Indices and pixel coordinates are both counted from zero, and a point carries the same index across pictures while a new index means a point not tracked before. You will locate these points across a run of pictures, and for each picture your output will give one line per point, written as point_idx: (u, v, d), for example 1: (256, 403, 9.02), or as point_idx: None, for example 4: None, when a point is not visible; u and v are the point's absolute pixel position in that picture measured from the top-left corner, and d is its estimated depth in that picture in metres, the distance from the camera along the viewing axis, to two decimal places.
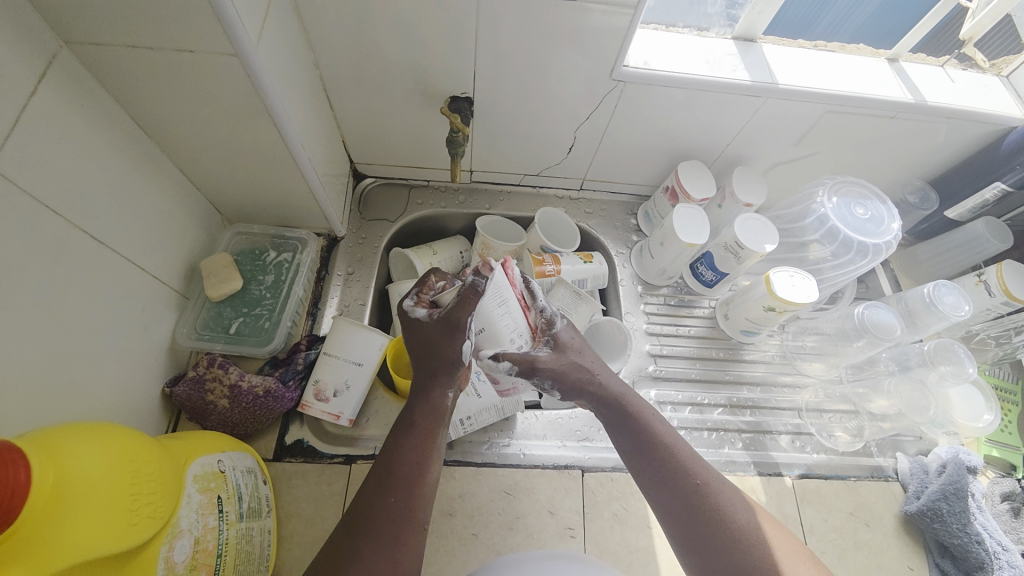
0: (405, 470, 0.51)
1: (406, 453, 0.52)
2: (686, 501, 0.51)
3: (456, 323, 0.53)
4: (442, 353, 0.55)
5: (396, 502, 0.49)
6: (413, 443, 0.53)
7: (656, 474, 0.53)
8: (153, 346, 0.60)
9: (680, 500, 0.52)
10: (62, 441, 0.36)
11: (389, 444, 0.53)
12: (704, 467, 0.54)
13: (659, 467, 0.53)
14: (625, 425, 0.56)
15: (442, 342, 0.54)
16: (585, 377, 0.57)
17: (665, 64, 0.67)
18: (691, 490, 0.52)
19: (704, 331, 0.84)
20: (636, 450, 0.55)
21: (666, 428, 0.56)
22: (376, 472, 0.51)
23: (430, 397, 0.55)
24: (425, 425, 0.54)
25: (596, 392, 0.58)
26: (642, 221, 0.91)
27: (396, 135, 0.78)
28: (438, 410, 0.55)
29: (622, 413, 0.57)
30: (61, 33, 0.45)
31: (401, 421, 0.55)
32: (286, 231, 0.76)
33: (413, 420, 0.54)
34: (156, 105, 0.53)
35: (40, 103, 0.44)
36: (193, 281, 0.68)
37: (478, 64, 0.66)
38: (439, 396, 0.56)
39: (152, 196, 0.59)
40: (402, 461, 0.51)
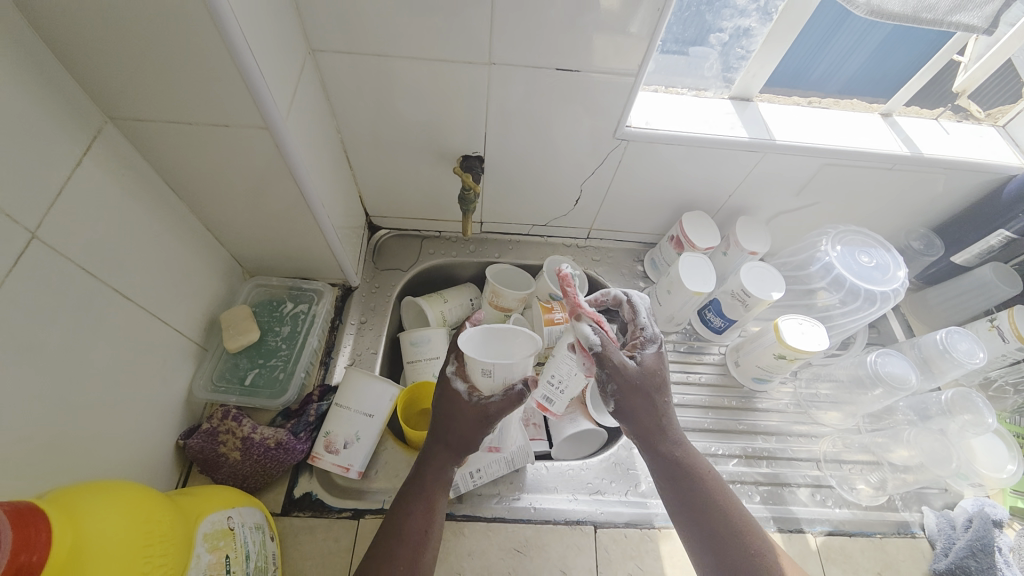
0: (412, 537, 0.52)
1: (411, 522, 0.53)
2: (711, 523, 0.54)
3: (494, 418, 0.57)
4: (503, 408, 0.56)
5: (399, 571, 0.50)
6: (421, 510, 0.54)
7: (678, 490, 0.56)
8: (170, 397, 0.61)
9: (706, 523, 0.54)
10: (82, 501, 0.37)
11: (398, 510, 0.54)
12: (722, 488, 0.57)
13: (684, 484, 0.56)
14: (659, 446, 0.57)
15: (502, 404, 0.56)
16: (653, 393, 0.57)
17: (665, 123, 0.71)
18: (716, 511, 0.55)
19: (715, 379, 0.84)
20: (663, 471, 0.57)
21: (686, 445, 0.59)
22: (387, 536, 0.52)
23: (433, 465, 0.57)
24: (433, 495, 0.55)
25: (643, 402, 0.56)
26: (649, 268, 0.92)
27: (410, 189, 0.82)
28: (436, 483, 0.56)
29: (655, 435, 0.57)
30: (107, 110, 0.49)
31: (408, 489, 0.56)
32: (303, 283, 0.78)
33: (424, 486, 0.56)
34: (187, 171, 0.57)
35: (82, 173, 0.48)
36: (212, 332, 0.70)
37: (488, 125, 0.70)
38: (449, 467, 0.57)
39: (178, 251, 0.62)
40: (411, 528, 0.53)
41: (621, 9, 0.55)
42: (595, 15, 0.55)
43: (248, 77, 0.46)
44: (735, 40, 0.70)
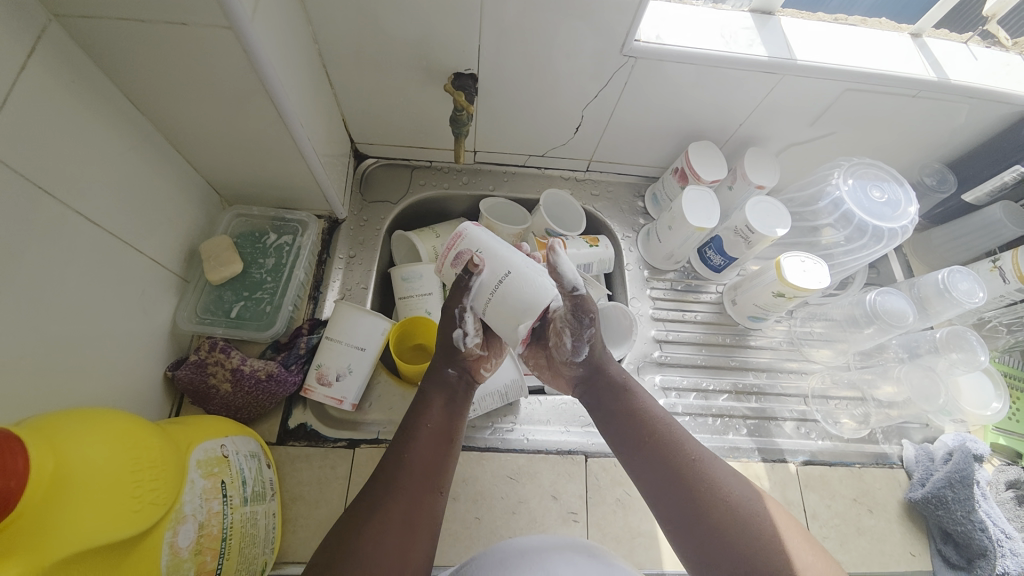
0: (430, 433, 0.54)
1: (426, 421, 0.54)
2: (678, 488, 0.51)
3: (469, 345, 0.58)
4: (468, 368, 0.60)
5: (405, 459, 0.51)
6: (438, 410, 0.56)
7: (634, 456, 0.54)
8: (154, 330, 0.59)
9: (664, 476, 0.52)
10: (63, 428, 0.36)
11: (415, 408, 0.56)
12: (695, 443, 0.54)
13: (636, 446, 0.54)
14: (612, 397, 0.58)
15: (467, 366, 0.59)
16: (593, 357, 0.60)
17: (678, 39, 0.64)
18: (681, 474, 0.51)
19: (710, 317, 0.83)
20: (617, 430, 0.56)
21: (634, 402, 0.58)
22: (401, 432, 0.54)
23: (438, 372, 0.58)
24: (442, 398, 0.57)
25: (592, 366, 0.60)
26: (649, 204, 0.89)
27: (398, 112, 0.76)
28: (442, 383, 0.58)
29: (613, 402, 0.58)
30: (50, 6, 0.43)
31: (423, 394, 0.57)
32: (286, 213, 0.74)
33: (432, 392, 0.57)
34: (148, 81, 0.51)
35: (30, 82, 0.42)
36: (193, 264, 0.67)
37: (483, 38, 0.63)
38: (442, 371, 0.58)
39: (147, 176, 0.57)
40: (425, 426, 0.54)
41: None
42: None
43: None
44: None
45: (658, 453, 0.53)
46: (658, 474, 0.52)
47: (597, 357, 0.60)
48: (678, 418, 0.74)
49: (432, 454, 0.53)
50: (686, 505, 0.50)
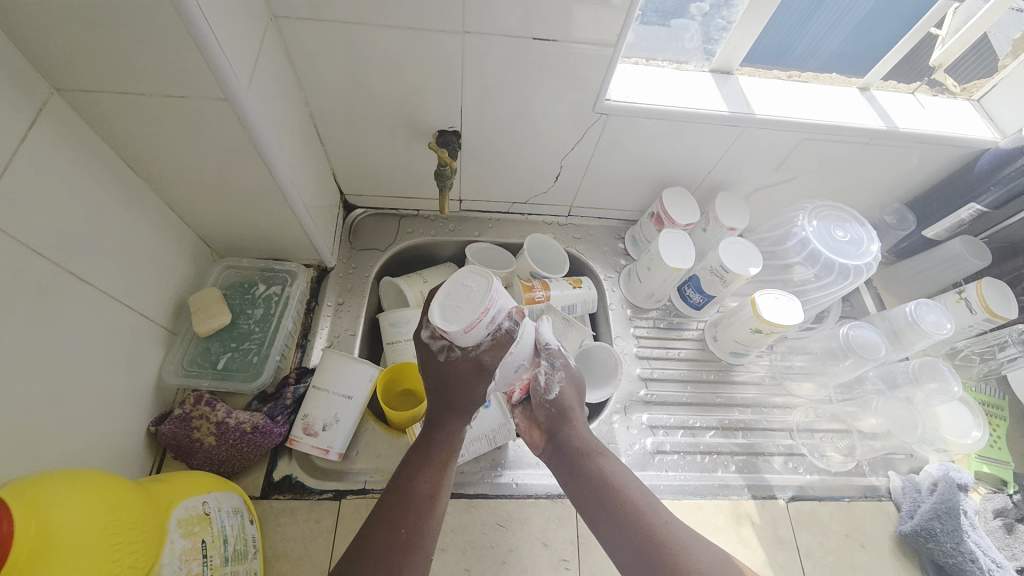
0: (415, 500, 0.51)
1: (417, 485, 0.52)
2: (645, 543, 0.49)
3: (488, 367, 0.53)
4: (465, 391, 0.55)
5: (401, 535, 0.49)
6: (432, 472, 0.54)
7: (601, 511, 0.53)
8: (139, 384, 0.59)
9: (630, 529, 0.51)
10: (45, 492, 0.36)
11: (404, 472, 0.54)
12: (660, 508, 0.53)
13: (599, 498, 0.54)
14: (581, 459, 0.57)
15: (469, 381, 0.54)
16: (572, 417, 0.60)
17: (645, 96, 0.69)
18: (644, 527, 0.51)
19: (694, 353, 0.85)
20: (586, 486, 0.55)
21: (615, 464, 0.57)
22: (387, 499, 0.52)
23: (444, 428, 0.56)
24: (442, 457, 0.55)
25: (572, 430, 0.59)
26: (629, 245, 0.92)
27: (386, 166, 0.79)
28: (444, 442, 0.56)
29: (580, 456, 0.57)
30: (52, 80, 0.46)
31: (415, 455, 0.55)
32: (276, 264, 0.76)
33: (428, 453, 0.55)
34: (144, 146, 0.54)
35: (29, 153, 0.44)
36: (182, 316, 0.67)
37: (464, 98, 0.67)
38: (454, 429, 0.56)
39: (139, 233, 0.59)
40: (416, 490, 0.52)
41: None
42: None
43: (206, 46, 0.43)
44: (715, 10, 0.68)
45: (624, 508, 0.52)
46: (623, 528, 0.51)
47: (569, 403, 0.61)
48: (667, 457, 0.74)
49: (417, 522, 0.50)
50: (653, 572, 0.48)
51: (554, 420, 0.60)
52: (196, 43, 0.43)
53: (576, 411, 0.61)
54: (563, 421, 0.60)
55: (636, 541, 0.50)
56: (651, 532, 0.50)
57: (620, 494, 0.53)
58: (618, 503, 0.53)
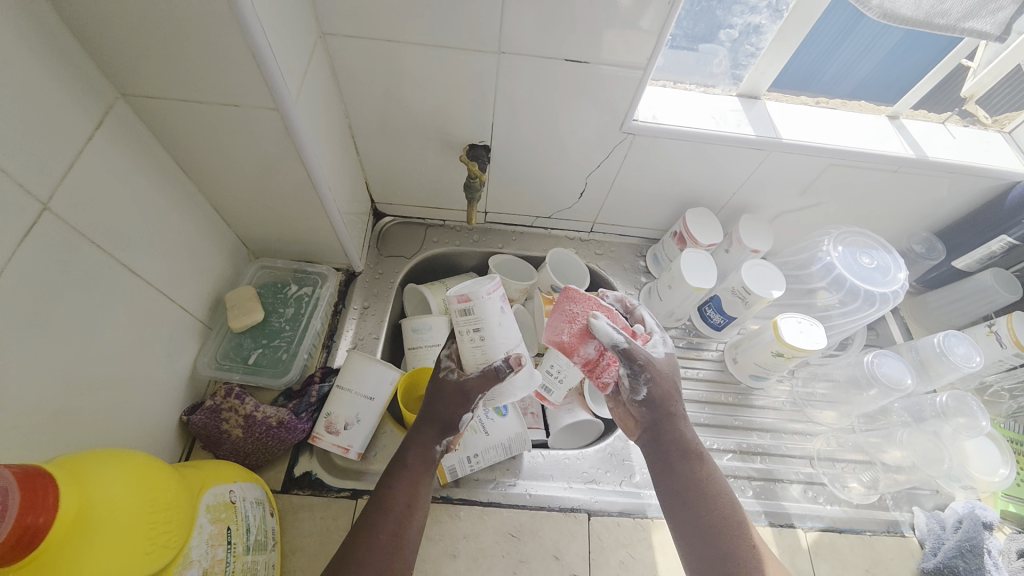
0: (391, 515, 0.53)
1: (395, 496, 0.54)
2: (726, 556, 0.54)
3: (472, 394, 0.56)
4: (447, 415, 0.57)
5: (383, 540, 0.51)
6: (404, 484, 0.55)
7: (693, 515, 0.56)
8: (174, 374, 0.62)
9: (718, 540, 0.54)
10: (91, 469, 0.38)
11: (382, 483, 0.56)
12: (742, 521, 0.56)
13: (693, 501, 0.56)
14: (681, 461, 0.58)
15: (452, 403, 0.57)
16: (676, 417, 0.59)
17: (672, 118, 0.71)
18: (731, 543, 0.54)
19: (712, 374, 0.84)
20: (677, 486, 0.57)
21: (712, 470, 0.59)
22: (369, 507, 0.54)
23: (423, 443, 0.58)
24: (416, 469, 0.56)
25: (671, 430, 0.59)
26: (650, 264, 0.92)
27: (417, 177, 0.82)
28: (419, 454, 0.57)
29: (683, 453, 0.59)
30: (119, 86, 0.50)
31: (394, 466, 0.57)
32: (308, 266, 0.79)
33: (407, 468, 0.56)
34: (196, 150, 0.58)
35: (93, 152, 0.48)
36: (218, 311, 0.70)
37: (495, 114, 0.70)
38: (432, 446, 0.58)
39: (184, 230, 0.62)
40: (395, 501, 0.54)
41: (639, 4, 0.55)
42: (594, 14, 0.56)
43: (263, 61, 0.47)
44: (744, 36, 0.70)
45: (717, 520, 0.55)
46: (708, 537, 0.55)
47: (664, 398, 0.59)
48: None
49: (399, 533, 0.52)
50: None
51: (657, 416, 0.59)
52: (254, 57, 0.46)
53: (678, 404, 0.59)
54: (669, 419, 0.59)
55: (717, 552, 0.54)
56: (736, 549, 0.54)
57: (713, 502, 0.56)
58: (705, 507, 0.56)
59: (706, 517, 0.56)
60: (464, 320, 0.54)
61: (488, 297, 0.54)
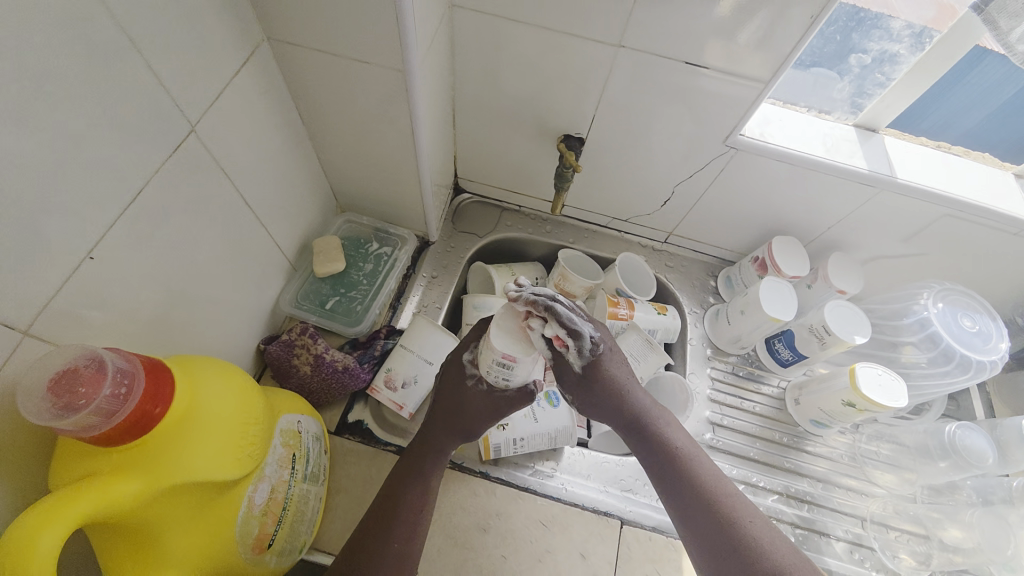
0: (404, 516, 0.55)
1: (406, 496, 0.56)
2: (709, 513, 0.56)
3: (501, 403, 0.59)
4: (467, 416, 0.60)
5: (397, 547, 0.53)
6: (415, 486, 0.57)
7: (670, 482, 0.59)
8: (258, 306, 0.66)
9: (695, 498, 0.57)
10: (199, 370, 0.41)
11: (391, 483, 0.57)
12: (717, 477, 0.59)
13: (665, 468, 0.59)
14: (644, 428, 0.62)
15: (468, 406, 0.60)
16: (617, 381, 0.62)
17: (782, 139, 0.68)
18: (708, 497, 0.57)
19: (769, 411, 0.81)
20: (650, 455, 0.61)
21: (680, 435, 0.62)
22: (376, 510, 0.55)
23: (433, 444, 0.60)
24: (427, 472, 0.58)
25: (619, 395, 0.62)
26: (722, 285, 0.89)
27: (505, 159, 0.83)
28: (432, 451, 0.60)
29: (638, 421, 0.62)
30: (266, 30, 0.53)
31: (404, 463, 0.59)
32: (390, 227, 0.81)
33: (419, 468, 0.58)
34: (317, 99, 0.61)
35: (237, 88, 0.52)
36: (304, 255, 0.74)
37: (600, 109, 0.69)
38: (448, 445, 0.60)
39: (291, 174, 0.66)
40: (406, 499, 0.56)
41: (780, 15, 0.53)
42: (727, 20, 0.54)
43: (404, 25, 0.49)
44: (877, 64, 0.65)
45: (694, 482, 0.58)
46: (685, 495, 0.57)
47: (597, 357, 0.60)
48: None
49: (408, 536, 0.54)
50: (720, 543, 0.54)
51: (602, 384, 0.61)
52: (397, 20, 0.48)
53: (610, 367, 0.62)
54: (615, 387, 0.62)
55: (698, 508, 0.56)
56: (714, 504, 0.56)
57: (682, 462, 0.59)
58: (697, 487, 0.57)
59: (680, 476, 0.59)
60: (501, 368, 0.53)
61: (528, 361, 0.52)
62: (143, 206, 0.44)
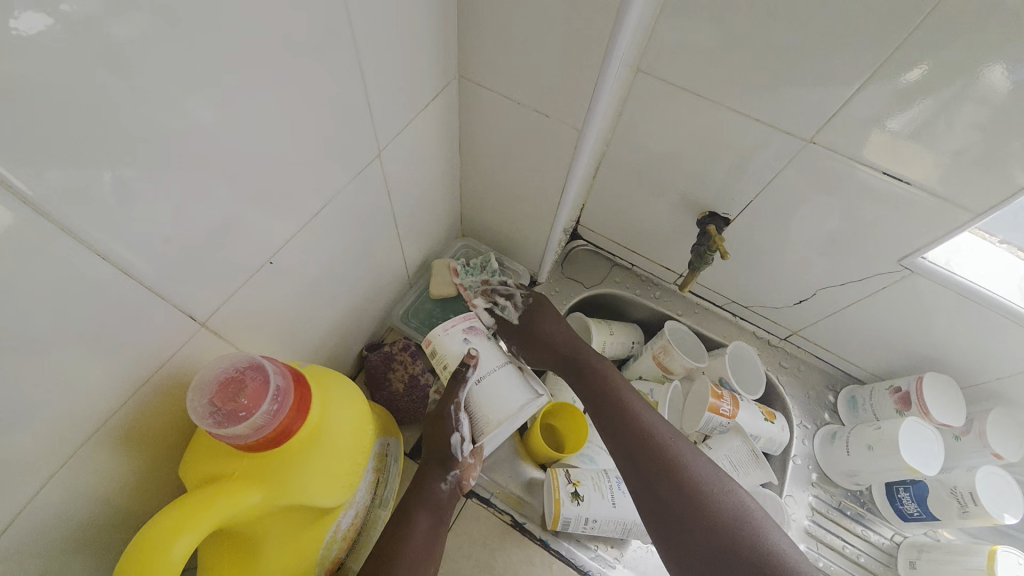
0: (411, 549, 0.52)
1: (414, 532, 0.53)
2: (699, 518, 0.53)
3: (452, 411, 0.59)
4: (438, 441, 0.60)
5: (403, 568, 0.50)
6: (422, 522, 0.55)
7: (653, 484, 0.57)
8: (373, 315, 0.68)
9: (681, 501, 0.55)
10: (332, 389, 0.42)
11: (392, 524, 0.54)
12: (723, 487, 0.56)
13: (641, 464, 0.58)
14: (630, 428, 0.61)
15: (440, 432, 0.60)
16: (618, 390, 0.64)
17: (970, 272, 0.59)
18: (696, 498, 0.55)
19: (873, 565, 0.69)
20: (625, 451, 0.60)
21: (668, 429, 0.61)
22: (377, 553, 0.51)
23: (426, 483, 0.58)
24: (423, 513, 0.56)
25: (620, 400, 0.63)
26: (842, 405, 0.79)
27: (636, 220, 0.80)
28: (431, 494, 0.58)
29: (620, 415, 0.62)
30: (461, 69, 0.55)
31: (407, 500, 0.57)
32: (505, 262, 0.82)
33: (417, 502, 0.56)
34: (483, 137, 0.62)
35: (422, 120, 0.54)
36: (422, 273, 0.76)
37: (759, 197, 0.65)
38: (435, 480, 0.58)
39: (435, 198, 0.68)
40: (414, 532, 0.53)
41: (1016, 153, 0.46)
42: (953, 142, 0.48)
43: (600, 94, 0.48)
44: None
45: (680, 482, 0.56)
46: (675, 499, 0.55)
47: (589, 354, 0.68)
48: None
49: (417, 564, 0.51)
50: (705, 546, 0.52)
51: (606, 395, 0.64)
52: (595, 89, 0.48)
53: (608, 368, 0.66)
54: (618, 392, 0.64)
55: (684, 512, 0.54)
56: (701, 507, 0.54)
57: (660, 452, 0.58)
58: (686, 488, 0.56)
59: (650, 474, 0.57)
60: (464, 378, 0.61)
61: (443, 333, 0.62)
62: (322, 219, 0.47)
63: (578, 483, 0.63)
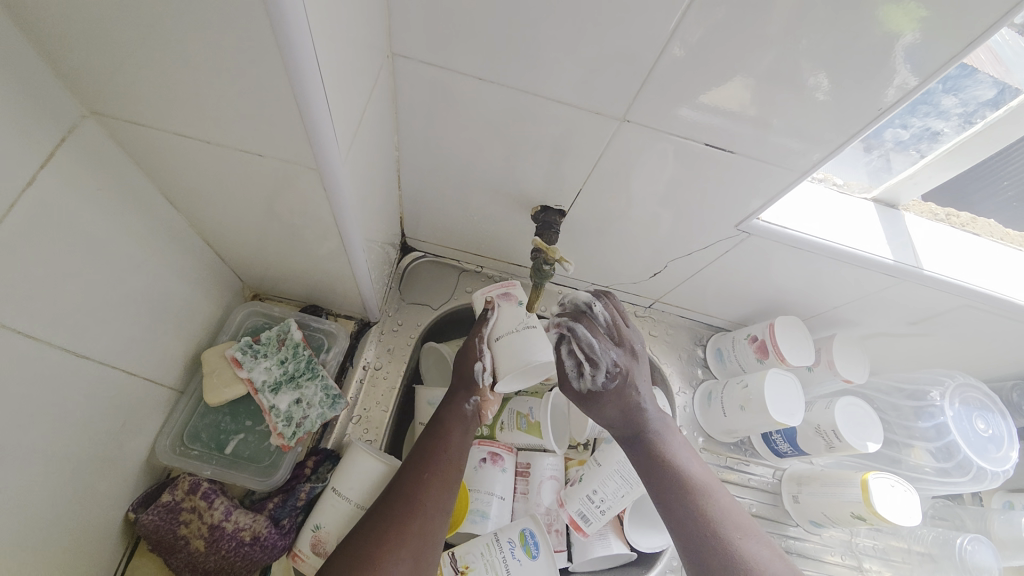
0: (426, 509, 0.49)
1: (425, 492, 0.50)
2: (699, 530, 0.49)
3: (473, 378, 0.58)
4: (452, 406, 0.58)
5: (413, 539, 0.47)
6: (449, 449, 0.54)
7: (655, 493, 0.53)
8: (125, 462, 0.48)
9: (685, 502, 0.51)
10: None
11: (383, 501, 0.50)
12: (724, 505, 0.51)
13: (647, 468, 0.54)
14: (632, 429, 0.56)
15: (459, 393, 0.59)
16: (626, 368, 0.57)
17: (799, 223, 0.57)
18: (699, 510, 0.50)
19: (765, 509, 0.72)
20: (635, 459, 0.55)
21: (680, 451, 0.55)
22: (386, 527, 0.47)
23: (441, 432, 0.55)
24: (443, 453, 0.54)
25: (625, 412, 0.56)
26: (712, 358, 0.79)
27: (466, 224, 0.67)
28: (452, 417, 0.57)
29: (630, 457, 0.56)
30: (87, 102, 0.34)
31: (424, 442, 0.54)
32: (313, 322, 0.63)
33: (428, 463, 0.52)
34: (196, 187, 0.43)
35: (40, 196, 0.34)
36: (195, 373, 0.55)
37: (586, 184, 0.55)
38: (449, 431, 0.56)
39: (164, 278, 0.48)
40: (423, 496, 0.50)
41: (821, 102, 0.42)
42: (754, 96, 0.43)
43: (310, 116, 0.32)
44: (915, 141, 0.54)
45: (683, 494, 0.52)
46: (681, 506, 0.51)
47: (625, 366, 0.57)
48: None
49: (427, 534, 0.48)
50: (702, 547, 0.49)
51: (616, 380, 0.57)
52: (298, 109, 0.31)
53: (626, 369, 0.57)
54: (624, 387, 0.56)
55: (684, 516, 0.50)
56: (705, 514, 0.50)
57: (659, 488, 0.53)
58: (687, 498, 0.51)
59: (661, 492, 0.53)
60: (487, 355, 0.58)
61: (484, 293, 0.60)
62: None
63: (467, 570, 0.54)
